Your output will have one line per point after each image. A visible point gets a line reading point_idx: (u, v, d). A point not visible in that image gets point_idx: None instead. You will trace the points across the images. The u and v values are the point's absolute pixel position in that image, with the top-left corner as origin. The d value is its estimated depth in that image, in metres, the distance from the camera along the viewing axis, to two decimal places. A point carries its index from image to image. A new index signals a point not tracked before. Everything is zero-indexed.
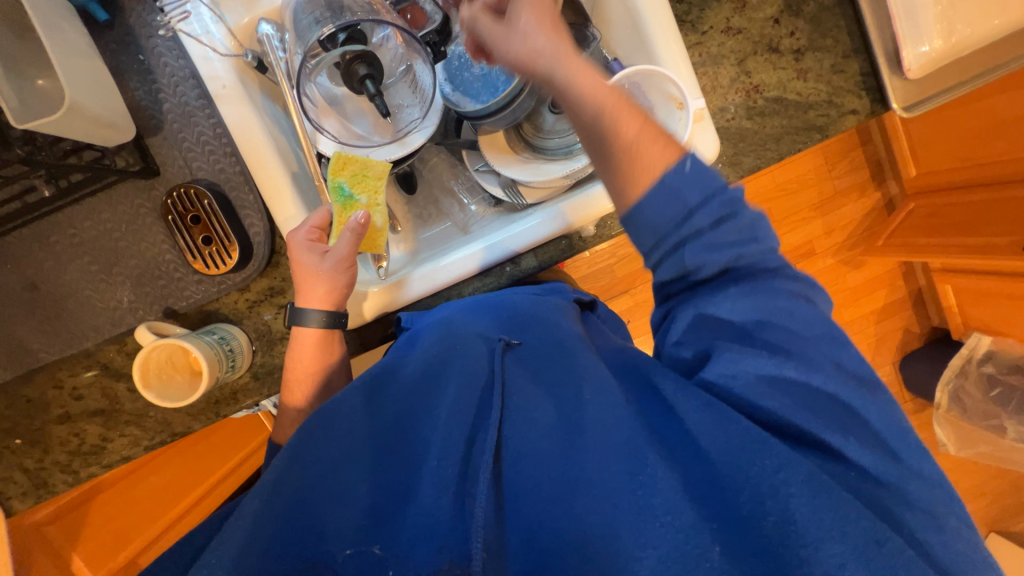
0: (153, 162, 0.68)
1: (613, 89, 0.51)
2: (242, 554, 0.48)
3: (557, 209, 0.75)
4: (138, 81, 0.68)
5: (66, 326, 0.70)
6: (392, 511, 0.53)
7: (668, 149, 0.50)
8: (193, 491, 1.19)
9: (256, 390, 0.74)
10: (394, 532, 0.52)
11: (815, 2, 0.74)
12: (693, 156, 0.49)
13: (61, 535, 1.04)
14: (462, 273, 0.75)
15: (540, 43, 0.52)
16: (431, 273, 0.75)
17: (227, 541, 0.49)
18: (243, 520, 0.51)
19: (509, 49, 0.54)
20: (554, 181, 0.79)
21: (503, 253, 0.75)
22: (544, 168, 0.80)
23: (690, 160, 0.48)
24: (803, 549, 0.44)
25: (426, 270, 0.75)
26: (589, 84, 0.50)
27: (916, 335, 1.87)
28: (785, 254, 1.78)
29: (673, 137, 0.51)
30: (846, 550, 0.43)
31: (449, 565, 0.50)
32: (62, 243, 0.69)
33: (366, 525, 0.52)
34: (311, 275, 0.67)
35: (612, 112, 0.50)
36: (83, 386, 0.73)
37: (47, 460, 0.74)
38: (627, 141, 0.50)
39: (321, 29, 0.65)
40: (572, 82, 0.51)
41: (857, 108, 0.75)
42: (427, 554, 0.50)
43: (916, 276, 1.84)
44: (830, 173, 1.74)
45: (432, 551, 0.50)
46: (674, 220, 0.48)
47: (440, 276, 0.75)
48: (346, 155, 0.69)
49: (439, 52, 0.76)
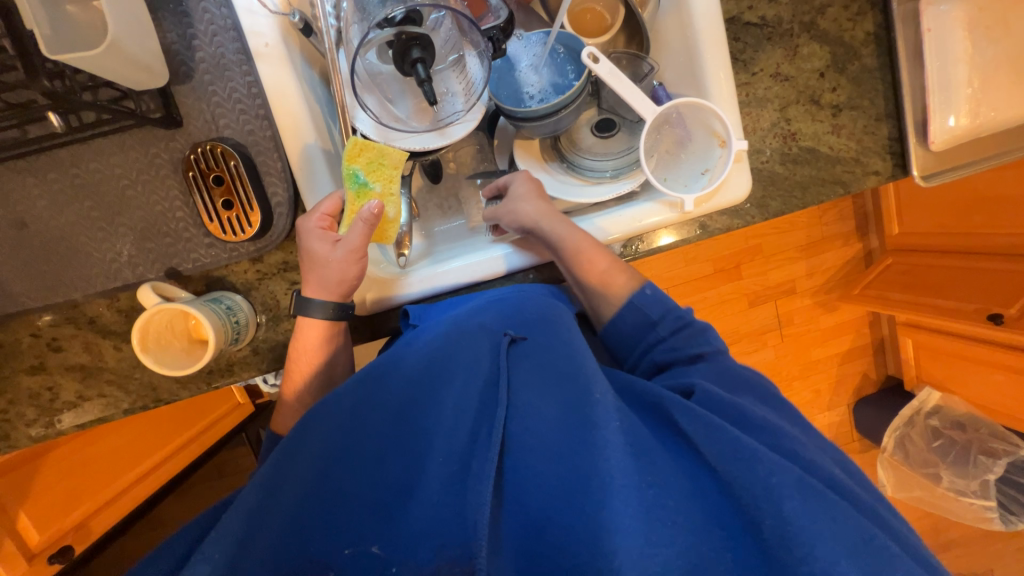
0: (176, 112, 0.63)
1: (585, 239, 0.70)
2: (253, 528, 0.50)
3: (598, 225, 0.74)
4: (173, 23, 0.63)
5: (53, 273, 0.64)
6: (393, 507, 0.52)
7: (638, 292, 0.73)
8: (154, 455, 1.13)
9: (254, 364, 0.71)
10: (398, 533, 0.51)
11: (859, 63, 0.77)
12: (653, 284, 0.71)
13: (9, 492, 0.96)
14: (469, 278, 0.74)
15: (535, 212, 0.72)
16: (434, 275, 0.74)
17: (224, 530, 0.49)
18: (238, 514, 0.50)
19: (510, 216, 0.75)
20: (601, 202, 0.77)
21: (512, 264, 0.76)
22: (593, 189, 0.79)
23: (650, 286, 0.70)
24: (809, 566, 0.43)
25: (427, 272, 0.74)
26: (568, 240, 0.70)
27: (872, 380, 2.01)
28: (770, 289, 1.86)
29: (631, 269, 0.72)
30: (844, 552, 0.44)
31: (447, 565, 0.50)
32: (61, 183, 0.63)
33: (369, 521, 0.51)
34: (320, 263, 0.64)
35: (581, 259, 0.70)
36: (64, 338, 0.68)
37: (11, 412, 0.68)
38: (599, 281, 0.70)
39: (384, 10, 0.64)
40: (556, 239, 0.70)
41: (879, 170, 0.78)
42: (427, 552, 0.50)
43: (880, 326, 1.98)
44: (820, 219, 1.83)
45: (431, 550, 0.50)
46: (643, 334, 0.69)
47: (440, 280, 0.74)
48: (363, 142, 0.66)
49: (500, 48, 0.72)
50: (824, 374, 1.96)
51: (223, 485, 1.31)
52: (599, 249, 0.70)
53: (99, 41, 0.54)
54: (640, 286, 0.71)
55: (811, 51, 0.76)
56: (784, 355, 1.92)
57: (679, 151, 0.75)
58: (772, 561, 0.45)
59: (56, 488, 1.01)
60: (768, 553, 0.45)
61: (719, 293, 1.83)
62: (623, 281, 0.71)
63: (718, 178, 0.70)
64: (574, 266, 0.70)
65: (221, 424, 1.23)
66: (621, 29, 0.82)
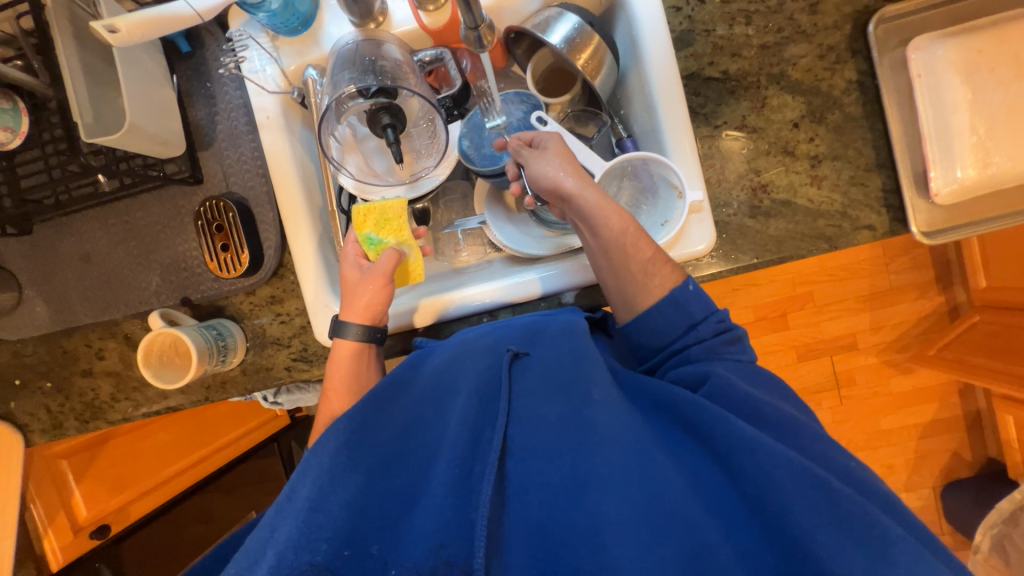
0: (199, 172, 0.78)
1: (625, 226, 0.66)
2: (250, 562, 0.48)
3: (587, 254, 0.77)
4: (202, 103, 0.78)
5: (103, 297, 0.81)
6: (397, 513, 0.50)
7: (674, 273, 0.66)
8: (193, 455, 1.32)
9: (241, 384, 0.81)
10: (399, 537, 0.48)
11: (841, 112, 0.71)
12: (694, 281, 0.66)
13: (73, 470, 1.11)
14: (519, 297, 0.76)
15: (572, 185, 0.67)
16: (489, 290, 0.77)
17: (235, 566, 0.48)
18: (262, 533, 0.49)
19: (541, 180, 0.70)
20: (559, 253, 0.81)
21: (565, 282, 0.76)
22: (552, 242, 0.83)
23: (692, 282, 0.66)
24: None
25: (482, 287, 0.77)
26: (608, 221, 0.65)
27: (966, 462, 1.70)
28: (820, 344, 1.68)
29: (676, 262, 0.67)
30: (823, 520, 0.45)
31: (444, 565, 0.46)
32: (117, 226, 0.80)
33: (362, 524, 0.48)
34: (354, 286, 0.72)
35: (620, 243, 0.65)
36: (107, 349, 0.84)
37: (66, 405, 0.85)
38: (635, 272, 0.65)
39: (347, 88, 0.69)
40: (597, 219, 0.66)
41: (873, 224, 0.71)
42: (423, 551, 0.46)
43: (975, 397, 1.68)
44: (886, 267, 1.63)
45: (427, 549, 0.46)
46: (682, 330, 0.65)
47: (496, 293, 0.76)
48: (364, 208, 0.75)
49: (451, 113, 0.84)
50: (898, 447, 1.71)
51: (257, 490, 1.47)
52: (636, 239, 0.66)
53: (120, 117, 0.68)
54: (683, 282, 0.66)
55: (783, 102, 0.72)
56: (843, 420, 1.71)
57: (642, 202, 0.76)
58: (780, 541, 0.45)
59: (109, 471, 1.17)
60: (782, 539, 0.45)
61: (758, 345, 1.69)
62: (668, 271, 0.66)
63: (674, 227, 0.70)
64: (606, 249, 0.66)
65: (259, 431, 1.49)
66: (579, 95, 0.84)
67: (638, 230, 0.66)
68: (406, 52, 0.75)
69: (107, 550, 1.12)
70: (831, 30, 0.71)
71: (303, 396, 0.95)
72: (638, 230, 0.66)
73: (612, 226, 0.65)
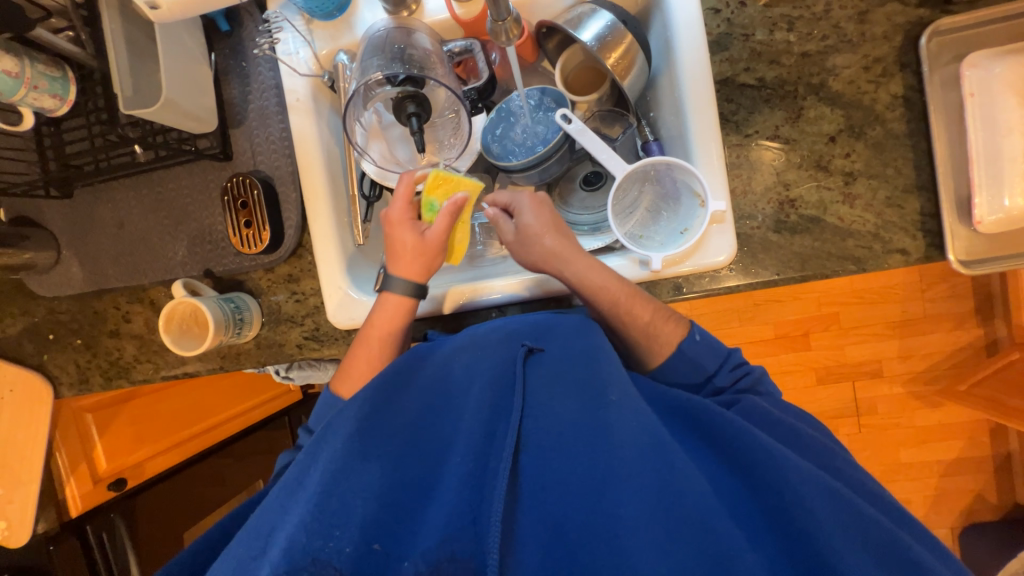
0: (229, 149, 0.80)
1: (620, 292, 0.66)
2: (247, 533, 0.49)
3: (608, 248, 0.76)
4: (236, 82, 0.80)
5: (132, 262, 0.84)
6: (410, 502, 0.51)
7: (679, 328, 0.67)
8: (206, 420, 1.36)
9: (254, 357, 0.84)
10: (409, 528, 0.49)
11: (882, 127, 0.68)
12: (701, 330, 0.68)
13: (97, 424, 1.18)
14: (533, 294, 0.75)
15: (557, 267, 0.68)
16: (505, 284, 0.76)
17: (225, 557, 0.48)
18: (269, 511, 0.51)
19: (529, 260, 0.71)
20: None
21: None
22: None
23: (700, 333, 0.67)
24: None
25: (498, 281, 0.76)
26: (599, 295, 0.66)
27: (990, 506, 1.62)
28: (842, 368, 1.61)
29: (679, 316, 0.68)
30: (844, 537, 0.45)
31: (449, 560, 0.47)
32: (149, 196, 0.84)
33: (376, 514, 0.48)
34: (406, 244, 0.72)
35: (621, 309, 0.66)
36: (134, 313, 0.88)
37: (93, 362, 0.90)
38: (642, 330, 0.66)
39: (371, 76, 0.70)
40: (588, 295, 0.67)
41: (907, 249, 0.67)
42: (434, 540, 0.47)
43: (1007, 438, 1.59)
44: (922, 294, 1.55)
45: (438, 540, 0.47)
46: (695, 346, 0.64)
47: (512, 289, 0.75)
48: (443, 175, 0.74)
49: (477, 106, 0.85)
50: (917, 482, 1.63)
51: None
52: (638, 303, 0.66)
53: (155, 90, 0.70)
54: (690, 333, 0.67)
55: (821, 114, 0.69)
56: (860, 449, 1.64)
57: (663, 208, 0.75)
58: (799, 559, 0.45)
59: (128, 428, 1.23)
60: (802, 553, 0.45)
61: (775, 363, 1.64)
62: (672, 328, 0.66)
63: (695, 235, 0.67)
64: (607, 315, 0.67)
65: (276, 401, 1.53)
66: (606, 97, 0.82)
67: (636, 292, 0.66)
68: (436, 42, 0.75)
69: (121, 503, 1.18)
70: (880, 41, 0.68)
71: (314, 374, 0.97)
72: (637, 292, 0.66)
73: (608, 295, 0.66)
